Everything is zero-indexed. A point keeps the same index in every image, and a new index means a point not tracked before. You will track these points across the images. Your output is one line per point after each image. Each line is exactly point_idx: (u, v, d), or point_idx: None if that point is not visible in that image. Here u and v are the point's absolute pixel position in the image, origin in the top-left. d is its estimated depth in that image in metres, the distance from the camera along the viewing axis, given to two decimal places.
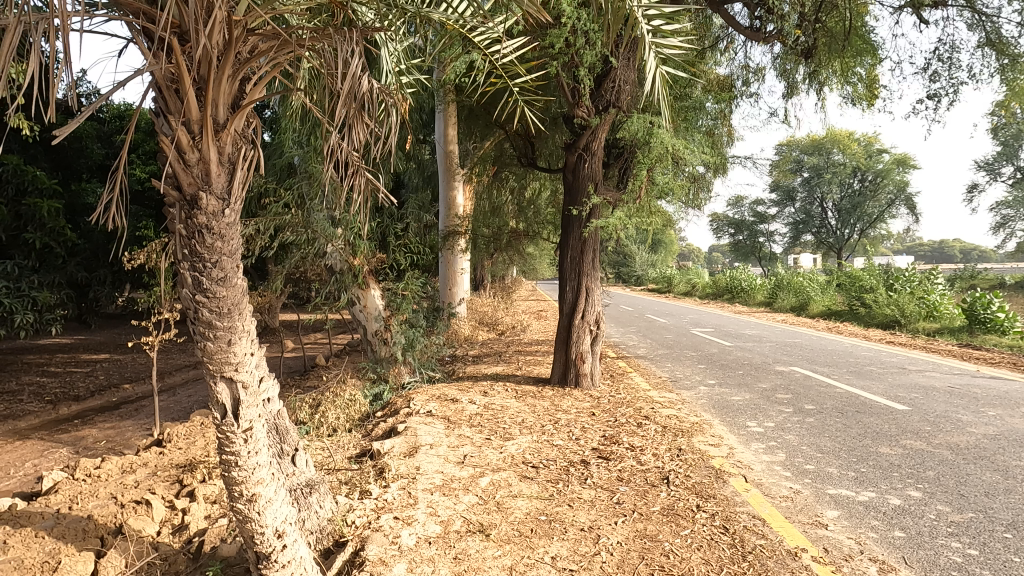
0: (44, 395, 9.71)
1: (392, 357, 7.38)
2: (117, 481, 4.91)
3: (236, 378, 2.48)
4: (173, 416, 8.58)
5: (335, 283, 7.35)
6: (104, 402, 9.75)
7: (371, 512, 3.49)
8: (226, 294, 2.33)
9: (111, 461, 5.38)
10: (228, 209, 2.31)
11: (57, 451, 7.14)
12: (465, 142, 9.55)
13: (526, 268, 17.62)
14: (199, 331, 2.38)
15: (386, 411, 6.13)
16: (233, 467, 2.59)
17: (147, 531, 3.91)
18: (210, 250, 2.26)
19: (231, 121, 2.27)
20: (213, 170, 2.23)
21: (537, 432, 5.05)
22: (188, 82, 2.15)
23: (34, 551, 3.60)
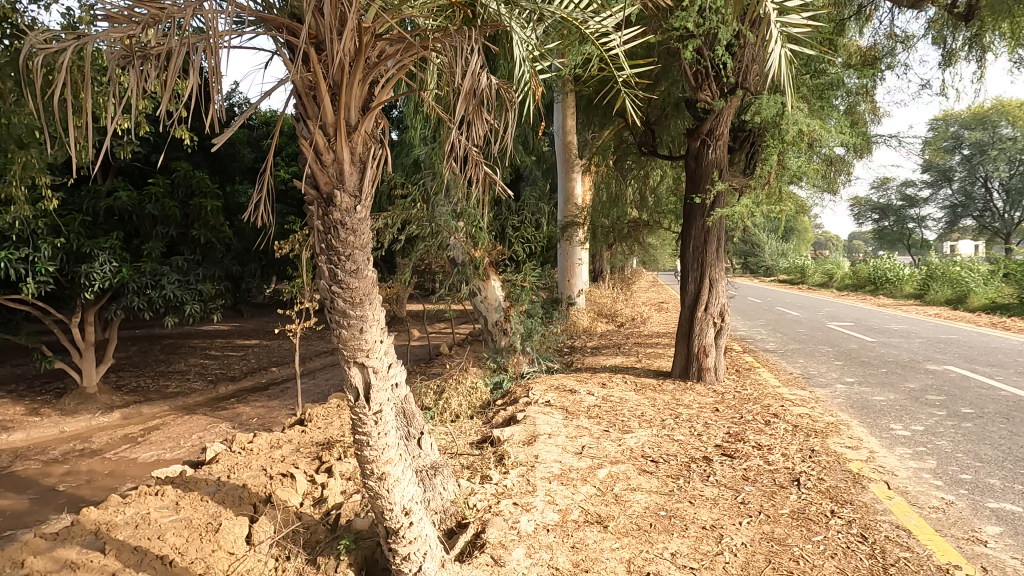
0: (207, 375, 10.91)
1: (512, 346, 7.56)
2: (267, 455, 5.42)
3: (368, 363, 2.65)
4: (313, 397, 9.32)
5: (458, 275, 7.60)
6: (255, 383, 10.76)
7: (492, 496, 3.62)
8: (359, 285, 2.49)
9: (262, 437, 5.93)
10: (360, 205, 2.45)
11: (218, 425, 8.00)
12: (584, 132, 9.48)
13: (647, 259, 17.27)
14: (336, 319, 2.57)
15: (506, 400, 6.28)
16: (366, 446, 2.76)
17: (291, 501, 4.32)
18: (344, 244, 2.42)
19: (361, 122, 2.40)
20: (346, 169, 2.37)
21: (657, 426, 4.95)
22: (325, 89, 2.30)
23: (201, 513, 4.13)
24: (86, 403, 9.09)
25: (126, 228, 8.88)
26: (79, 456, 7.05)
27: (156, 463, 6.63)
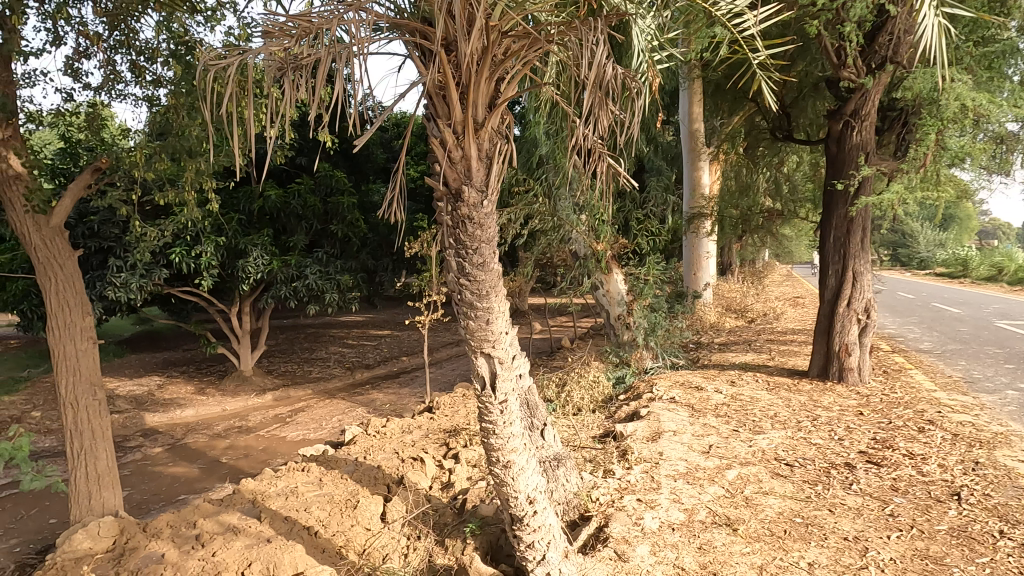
0: (345, 362, 11.72)
1: (635, 341, 7.44)
2: (399, 439, 5.73)
3: (493, 354, 2.71)
4: (440, 386, 9.71)
5: (580, 268, 7.58)
6: (388, 371, 11.39)
7: (615, 491, 3.60)
8: (485, 278, 2.56)
9: (395, 422, 6.28)
10: (486, 200, 2.51)
11: (356, 409, 8.57)
12: (712, 119, 9.09)
13: (782, 251, 16.25)
14: (463, 311, 2.65)
15: (628, 395, 6.19)
16: (492, 434, 2.83)
17: (421, 484, 4.55)
18: (471, 238, 2.50)
19: (488, 119, 2.45)
20: (473, 166, 2.44)
21: (792, 428, 4.67)
22: (453, 88, 2.37)
23: (341, 489, 4.46)
24: (243, 384, 10.11)
25: (276, 226, 9.71)
26: (238, 432, 7.85)
27: (302, 442, 7.24)
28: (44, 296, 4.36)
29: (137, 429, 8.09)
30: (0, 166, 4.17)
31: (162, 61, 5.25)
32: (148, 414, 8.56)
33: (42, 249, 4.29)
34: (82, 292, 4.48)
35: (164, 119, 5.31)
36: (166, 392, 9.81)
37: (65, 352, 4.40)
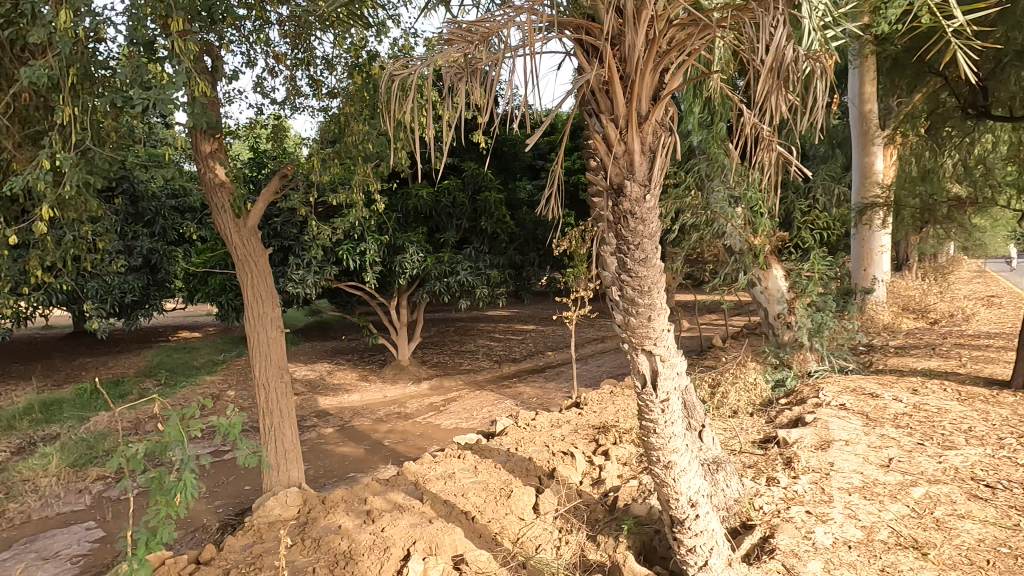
0: (493, 355, 12.11)
1: (797, 341, 6.95)
2: (549, 432, 5.81)
3: (655, 351, 2.66)
4: (586, 382, 9.72)
5: (735, 265, 7.21)
6: (534, 365, 11.60)
7: (781, 501, 3.42)
8: (648, 274, 2.52)
9: (544, 415, 6.37)
10: (649, 194, 2.47)
11: (504, 401, 8.82)
12: (888, 98, 8.23)
13: (972, 243, 14.35)
14: (624, 307, 2.63)
15: (791, 399, 5.79)
16: (652, 433, 2.78)
17: (572, 479, 4.58)
18: (633, 233, 2.48)
19: (652, 112, 2.39)
20: (636, 160, 2.41)
21: (992, 444, 4.10)
22: (618, 83, 2.34)
23: (495, 478, 4.63)
24: (401, 373, 10.80)
25: (431, 225, 10.23)
26: (398, 417, 8.40)
27: (455, 430, 7.59)
28: (242, 291, 4.94)
29: (311, 410, 8.95)
30: (209, 176, 4.74)
31: (339, 73, 5.69)
32: (320, 397, 9.42)
33: (240, 247, 4.86)
34: (271, 287, 5.02)
35: (339, 127, 5.74)
36: (335, 378, 10.75)
37: (259, 339, 4.97)
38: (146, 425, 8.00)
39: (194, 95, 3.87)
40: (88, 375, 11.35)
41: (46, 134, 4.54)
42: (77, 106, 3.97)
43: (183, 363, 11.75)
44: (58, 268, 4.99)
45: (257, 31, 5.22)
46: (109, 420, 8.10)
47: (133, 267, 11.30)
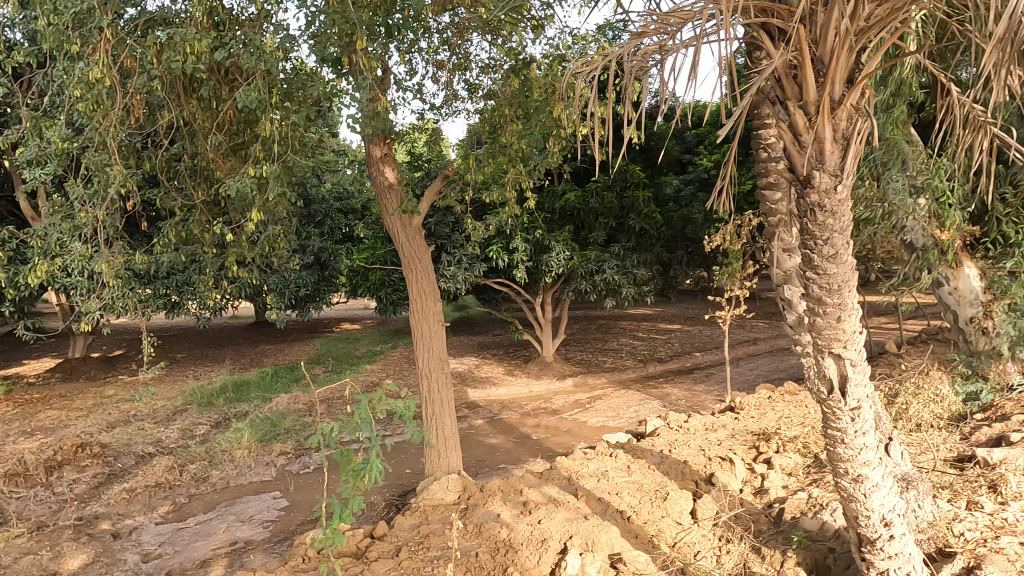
0: (637, 354, 11.91)
1: (995, 350, 6.13)
2: (704, 436, 5.60)
3: (844, 354, 2.50)
4: (739, 385, 9.26)
5: (918, 262, 6.49)
6: (681, 365, 11.25)
7: (987, 529, 3.06)
8: (837, 271, 2.38)
9: (698, 418, 6.14)
10: (841, 185, 2.32)
11: (651, 402, 8.64)
12: None
13: None
14: (810, 306, 2.51)
15: (989, 415, 5.12)
16: (840, 443, 2.63)
17: (732, 486, 4.40)
18: (821, 227, 2.35)
19: (847, 96, 2.22)
20: (827, 149, 2.27)
21: None
22: (808, 67, 2.20)
23: (650, 480, 4.57)
24: (546, 369, 10.96)
25: (577, 222, 10.24)
26: (545, 413, 8.54)
27: (602, 428, 7.57)
28: (408, 286, 5.25)
29: (462, 402, 9.36)
30: (378, 179, 5.08)
31: (496, 75, 5.82)
32: (470, 390, 9.82)
33: (406, 245, 5.18)
34: (433, 283, 5.29)
35: (493, 128, 5.86)
36: (483, 371, 11.15)
37: (422, 332, 5.26)
38: (318, 408, 8.80)
39: (372, 104, 4.14)
40: (269, 361, 12.70)
41: (245, 145, 5.10)
42: (273, 119, 4.41)
43: (347, 353, 12.78)
44: (253, 265, 5.61)
45: (421, 41, 5.49)
46: (288, 402, 9.02)
47: (306, 265, 12.47)
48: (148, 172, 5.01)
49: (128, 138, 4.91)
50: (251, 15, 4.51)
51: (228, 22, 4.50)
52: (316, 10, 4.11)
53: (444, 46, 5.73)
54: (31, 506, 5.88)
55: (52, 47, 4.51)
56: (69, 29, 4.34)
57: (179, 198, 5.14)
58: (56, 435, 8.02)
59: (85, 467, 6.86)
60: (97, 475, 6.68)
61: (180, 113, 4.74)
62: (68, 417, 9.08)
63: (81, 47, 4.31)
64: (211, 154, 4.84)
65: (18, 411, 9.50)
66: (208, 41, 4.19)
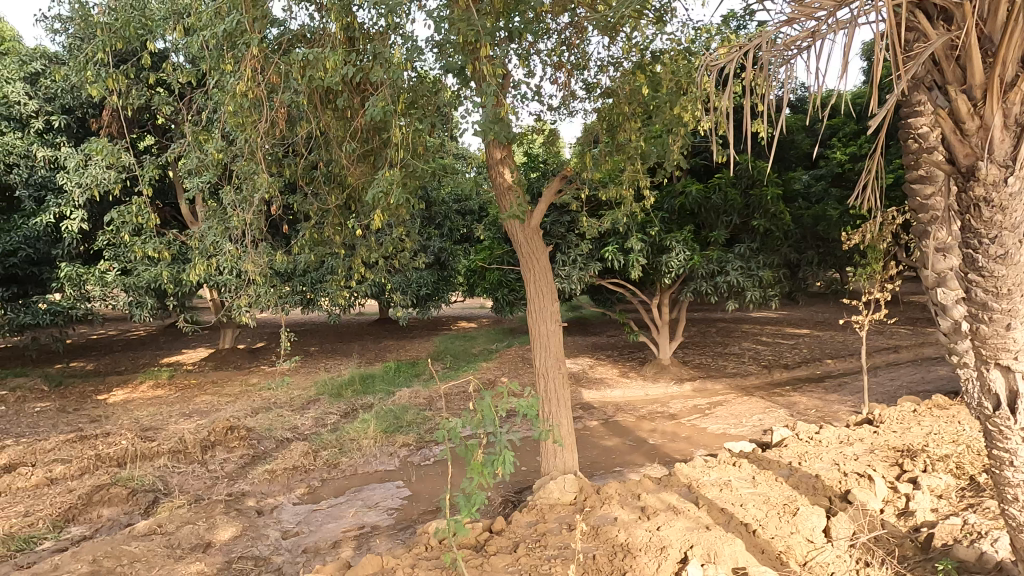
0: (761, 360, 11.33)
1: None
2: (838, 449, 5.24)
3: (1014, 368, 2.43)
4: (878, 396, 8.54)
5: None
6: (810, 373, 10.55)
7: None
8: (1007, 273, 2.29)
9: (830, 429, 5.74)
10: (1011, 177, 2.21)
11: (777, 410, 8.18)
12: None
13: None
14: (973, 314, 2.43)
15: None
16: (1007, 466, 2.54)
17: (871, 505, 4.09)
18: (988, 225, 2.26)
19: (1022, 79, 2.11)
20: (996, 137, 2.17)
21: None
22: (974, 46, 2.12)
23: (778, 493, 4.36)
24: (662, 372, 10.70)
25: (697, 221, 9.89)
26: (662, 417, 8.31)
27: (723, 435, 7.27)
28: (526, 285, 5.32)
29: (576, 402, 9.34)
30: (498, 181, 5.18)
31: (615, 73, 5.75)
32: (584, 391, 9.79)
33: (525, 246, 5.24)
34: (551, 283, 5.33)
35: (611, 126, 5.79)
36: (597, 372, 11.07)
37: (539, 331, 5.31)
38: (438, 403, 9.13)
39: (494, 108, 4.23)
40: (391, 356, 13.35)
41: (375, 152, 5.38)
42: (400, 126, 4.62)
43: (464, 350, 13.16)
44: (380, 265, 5.92)
45: (540, 43, 5.53)
46: (410, 396, 9.42)
47: (427, 265, 12.97)
48: (289, 179, 5.42)
49: (273, 147, 5.33)
50: (381, 28, 4.76)
51: (361, 36, 4.78)
52: (442, 17, 4.25)
53: (562, 47, 5.74)
54: (189, 480, 6.56)
55: (211, 67, 5.00)
56: (223, 49, 4.78)
57: (315, 202, 5.53)
58: (209, 418, 8.88)
59: (233, 448, 7.56)
60: (243, 456, 7.33)
61: (317, 123, 5.09)
62: (219, 402, 10.03)
63: (235, 66, 4.74)
64: (345, 160, 5.16)
65: (178, 394, 10.63)
66: (343, 55, 4.47)
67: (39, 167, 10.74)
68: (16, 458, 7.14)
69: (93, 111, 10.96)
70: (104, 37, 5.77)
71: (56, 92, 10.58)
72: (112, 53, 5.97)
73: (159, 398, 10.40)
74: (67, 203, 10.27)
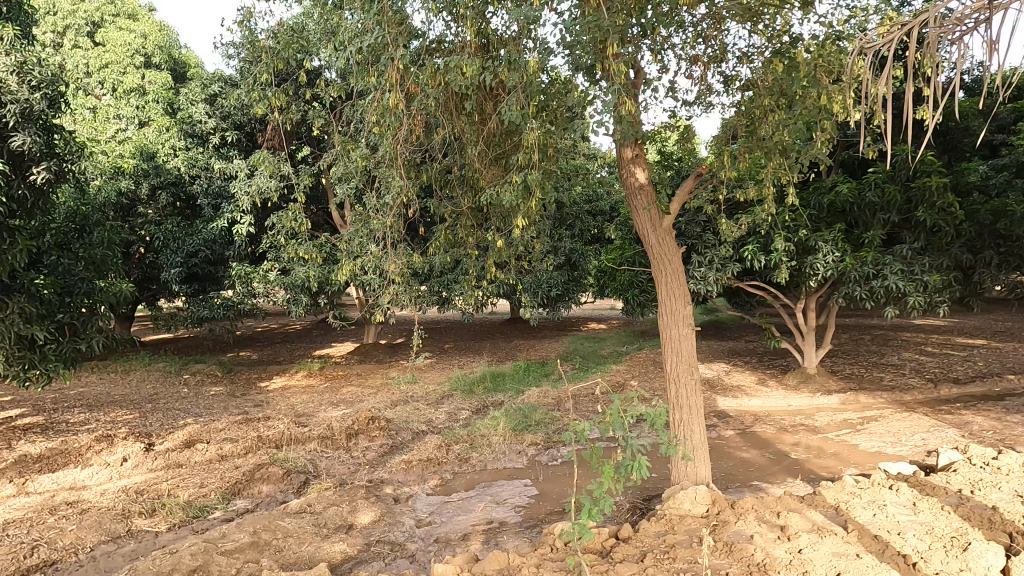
0: (925, 373, 10.19)
1: None
2: (1021, 479, 4.57)
3: None
4: None
5: None
6: (986, 390, 9.32)
7: None
8: None
9: (1012, 456, 5.02)
10: None
11: (945, 430, 7.31)
12: None
13: None
14: None
15: None
16: None
17: None
18: None
19: None
20: None
21: None
22: None
23: (943, 524, 3.91)
24: (807, 382, 9.95)
25: (849, 219, 9.08)
26: (805, 430, 7.73)
27: (878, 455, 6.61)
28: (658, 287, 5.16)
29: (710, 410, 8.95)
30: (629, 180, 5.06)
31: (756, 63, 5.43)
32: (719, 399, 9.35)
33: (656, 246, 5.08)
34: (684, 285, 5.12)
35: (752, 119, 5.45)
36: (734, 379, 10.53)
37: (671, 335, 5.13)
38: (566, 403, 9.13)
39: (624, 105, 4.13)
40: (521, 355, 13.56)
41: (506, 155, 5.47)
42: (531, 128, 4.65)
43: (593, 352, 13.06)
44: (511, 265, 6.02)
45: (674, 36, 5.33)
46: (538, 395, 9.51)
47: (558, 265, 13.01)
48: (426, 183, 5.67)
49: (411, 153, 5.58)
50: (513, 32, 4.83)
51: (493, 42, 4.89)
52: (573, 17, 4.23)
53: (698, 39, 5.52)
54: (336, 465, 7.08)
55: (357, 81, 5.34)
56: (369, 63, 5.08)
57: (450, 206, 5.73)
58: (354, 408, 9.53)
59: (374, 437, 8.04)
60: (383, 445, 7.78)
61: (452, 129, 5.29)
62: (362, 393, 10.74)
63: (378, 79, 5.03)
64: (477, 163, 5.29)
65: (327, 384, 11.52)
66: (477, 60, 4.60)
67: (216, 178, 12.06)
68: (194, 435, 8.10)
69: (260, 126, 12.12)
70: (268, 59, 6.37)
71: (230, 110, 11.81)
72: (274, 72, 6.58)
73: (312, 387, 11.33)
74: (238, 209, 11.45)
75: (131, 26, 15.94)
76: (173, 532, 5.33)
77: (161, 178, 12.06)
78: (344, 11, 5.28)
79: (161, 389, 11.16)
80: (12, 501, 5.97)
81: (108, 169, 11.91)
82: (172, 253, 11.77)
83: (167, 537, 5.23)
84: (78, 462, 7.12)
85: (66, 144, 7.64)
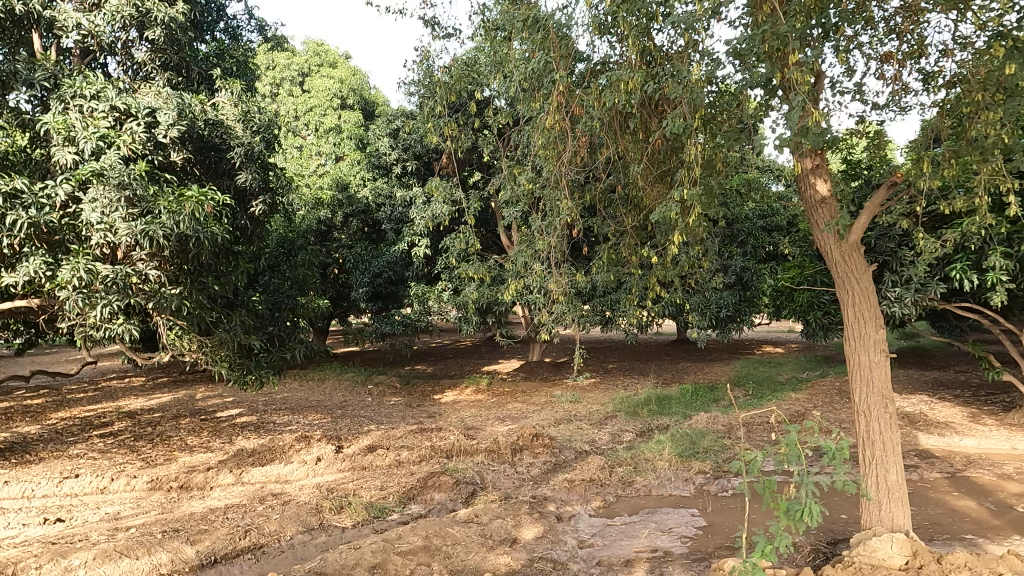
0: None
1: None
2: None
3: None
4: None
5: None
6: None
7: None
8: None
9: None
10: None
11: None
12: None
13: None
14: None
15: None
16: None
17: None
18: None
19: None
20: None
21: None
22: None
23: None
24: None
25: None
26: None
27: None
28: (843, 308, 4.69)
29: (911, 447, 7.91)
30: (809, 193, 4.68)
31: (965, 55, 4.78)
32: (923, 436, 8.23)
33: (841, 263, 4.63)
34: (876, 306, 4.60)
35: (959, 119, 4.78)
36: (940, 413, 9.21)
37: (860, 362, 4.62)
38: (738, 431, 8.59)
39: (802, 113, 3.81)
40: (689, 378, 13.03)
41: (672, 172, 5.34)
42: (697, 141, 4.47)
43: (769, 377, 12.16)
44: (677, 284, 5.80)
45: (861, 35, 4.89)
46: (708, 421, 9.05)
47: (728, 285, 12.34)
48: (589, 204, 5.69)
49: (575, 175, 5.65)
50: (680, 47, 4.71)
51: (659, 58, 4.82)
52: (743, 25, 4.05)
53: (891, 35, 5.00)
54: (501, 479, 7.29)
55: (524, 108, 5.55)
56: (537, 90, 5.26)
57: (614, 225, 5.70)
58: (519, 424, 9.76)
59: (538, 453, 8.18)
60: (546, 462, 7.87)
61: (616, 148, 5.28)
62: (527, 410, 10.97)
63: (544, 104, 5.18)
64: (641, 182, 5.23)
65: (494, 400, 11.92)
66: (643, 77, 4.55)
67: (398, 206, 13.11)
68: (377, 440, 8.81)
69: (436, 155, 13.03)
70: (443, 92, 6.85)
71: (411, 142, 12.86)
72: (449, 104, 7.05)
73: (480, 402, 11.81)
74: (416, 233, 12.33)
75: (330, 73, 18.04)
76: (356, 529, 5.82)
77: (353, 206, 13.43)
78: (512, 42, 5.51)
79: (350, 397, 12.30)
80: (231, 488, 6.92)
81: (311, 200, 13.49)
82: (361, 274, 12.99)
83: (352, 533, 5.72)
84: (282, 458, 8.06)
85: (278, 179, 8.78)
